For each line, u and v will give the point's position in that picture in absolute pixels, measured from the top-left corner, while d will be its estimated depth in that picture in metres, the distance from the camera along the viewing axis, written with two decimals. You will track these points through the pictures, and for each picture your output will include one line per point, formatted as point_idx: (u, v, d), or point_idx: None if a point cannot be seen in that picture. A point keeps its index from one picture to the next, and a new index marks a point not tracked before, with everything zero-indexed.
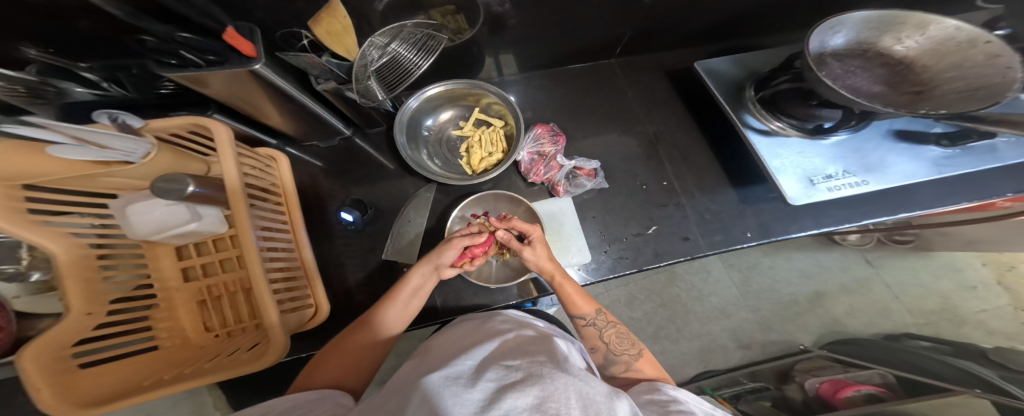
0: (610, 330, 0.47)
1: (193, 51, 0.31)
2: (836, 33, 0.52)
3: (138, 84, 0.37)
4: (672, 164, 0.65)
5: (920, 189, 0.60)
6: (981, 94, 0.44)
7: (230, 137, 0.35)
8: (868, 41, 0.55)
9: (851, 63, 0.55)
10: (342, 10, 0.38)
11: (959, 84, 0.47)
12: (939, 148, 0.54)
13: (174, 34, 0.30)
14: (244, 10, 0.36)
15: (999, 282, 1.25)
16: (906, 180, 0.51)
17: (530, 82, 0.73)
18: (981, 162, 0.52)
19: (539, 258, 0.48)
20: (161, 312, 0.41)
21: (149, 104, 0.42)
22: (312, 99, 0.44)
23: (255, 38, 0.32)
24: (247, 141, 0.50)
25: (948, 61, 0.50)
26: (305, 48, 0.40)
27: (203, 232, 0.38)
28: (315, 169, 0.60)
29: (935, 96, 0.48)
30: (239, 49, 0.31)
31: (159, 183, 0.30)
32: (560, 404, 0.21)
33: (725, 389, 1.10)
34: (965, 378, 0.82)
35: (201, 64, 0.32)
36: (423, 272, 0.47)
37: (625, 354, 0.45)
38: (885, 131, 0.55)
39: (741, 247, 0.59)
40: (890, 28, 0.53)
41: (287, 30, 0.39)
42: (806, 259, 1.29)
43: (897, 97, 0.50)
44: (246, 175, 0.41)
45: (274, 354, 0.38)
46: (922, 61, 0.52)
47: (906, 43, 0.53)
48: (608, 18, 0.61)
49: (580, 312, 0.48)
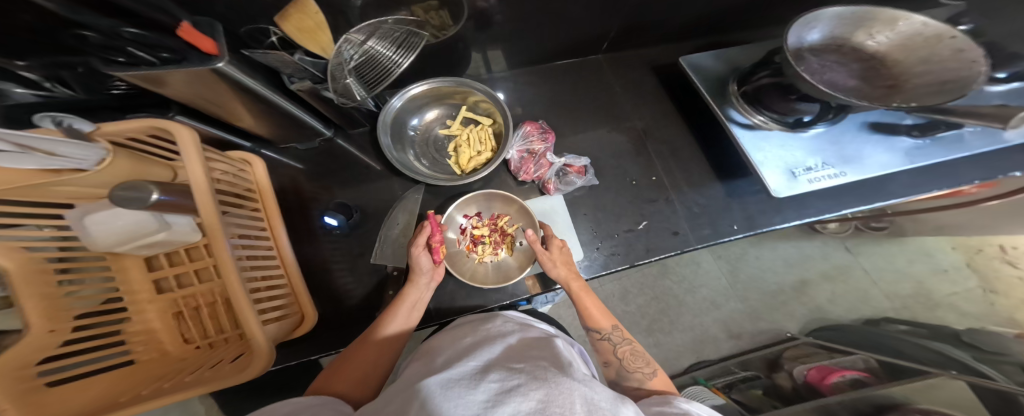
0: (626, 346, 0.46)
1: (143, 48, 0.30)
2: (811, 29, 0.52)
3: (89, 85, 0.35)
4: (661, 159, 0.65)
5: (895, 178, 0.61)
6: (949, 87, 0.45)
7: (194, 138, 0.33)
8: (842, 37, 0.55)
9: (828, 57, 0.55)
10: (313, 7, 0.38)
11: (927, 78, 0.48)
12: (909, 138, 0.55)
13: (120, 29, 0.29)
14: (203, 3, 0.34)
15: (968, 264, 1.26)
16: (881, 170, 0.52)
17: (516, 78, 0.72)
18: (949, 151, 0.53)
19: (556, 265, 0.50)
20: (134, 326, 0.39)
21: (101, 103, 0.38)
22: (286, 98, 0.42)
23: (216, 34, 0.31)
24: (219, 144, 0.48)
25: (917, 55, 0.51)
26: (275, 45, 0.39)
27: (174, 242, 0.36)
28: (296, 172, 0.58)
29: (907, 90, 0.48)
30: (197, 45, 0.29)
31: (119, 191, 0.28)
32: (564, 408, 0.21)
33: (718, 378, 1.15)
34: (943, 361, 0.85)
35: (154, 62, 0.31)
36: (421, 285, 0.48)
37: (639, 372, 0.43)
38: (860, 123, 0.56)
39: (728, 240, 0.59)
40: (862, 24, 0.54)
41: (255, 27, 0.38)
42: (790, 248, 1.33)
43: (871, 91, 0.51)
44: (218, 181, 0.39)
45: (260, 360, 0.36)
46: (893, 56, 0.53)
47: (877, 39, 0.54)
48: (591, 14, 0.61)
49: (597, 325, 0.48)
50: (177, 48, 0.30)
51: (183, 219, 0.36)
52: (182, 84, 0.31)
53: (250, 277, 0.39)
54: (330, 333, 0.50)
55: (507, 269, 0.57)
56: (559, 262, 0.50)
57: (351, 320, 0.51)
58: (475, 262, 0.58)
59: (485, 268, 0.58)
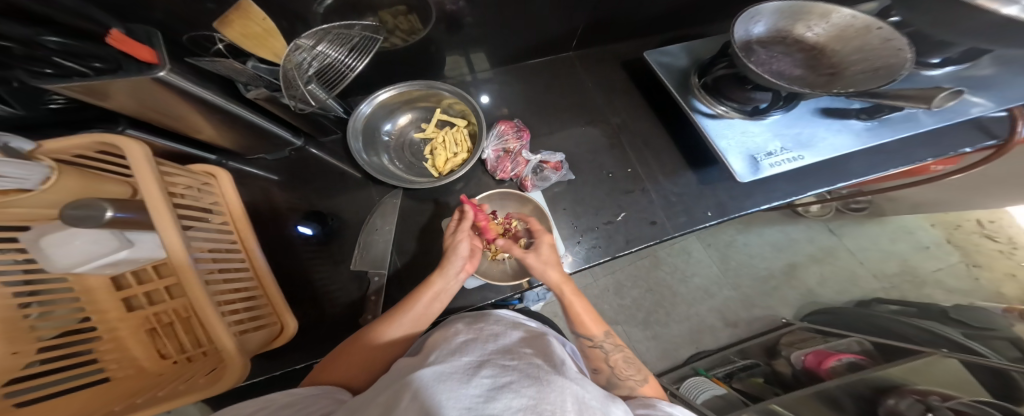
0: (617, 353, 0.46)
1: (71, 57, 0.29)
2: (757, 22, 0.53)
3: (24, 99, 0.34)
4: (636, 151, 0.65)
5: (857, 157, 0.63)
6: (882, 73, 0.47)
7: (146, 152, 0.33)
8: (784, 30, 0.55)
9: (774, 49, 0.55)
10: (259, 12, 0.37)
11: (863, 65, 0.50)
12: (859, 122, 0.55)
13: (41, 38, 0.27)
14: (143, 13, 0.33)
15: (949, 240, 1.30)
16: (834, 153, 0.53)
17: (490, 78, 0.71)
18: (896, 131, 0.54)
19: (546, 266, 0.47)
20: (106, 344, 0.37)
21: (39, 118, 0.36)
22: (244, 107, 0.41)
23: (154, 43, 0.31)
24: (182, 157, 0.47)
25: (852, 45, 0.52)
26: (222, 52, 0.39)
27: (139, 259, 0.35)
28: (268, 183, 0.57)
29: (845, 77, 0.50)
30: (135, 55, 0.29)
31: (69, 210, 0.27)
32: (556, 406, 0.22)
33: (718, 368, 1.16)
34: (934, 339, 0.85)
35: (85, 72, 0.29)
36: (448, 275, 0.46)
37: (630, 379, 0.43)
38: (812, 109, 0.56)
39: (704, 226, 0.59)
40: (800, 17, 0.54)
41: (198, 33, 0.37)
42: (776, 233, 1.34)
43: (814, 79, 0.52)
44: (176, 196, 0.38)
45: (233, 373, 0.37)
46: (831, 46, 0.54)
47: (815, 31, 0.55)
48: (556, 12, 0.61)
49: (587, 332, 0.47)
50: (111, 56, 0.29)
51: (147, 235, 0.35)
52: (125, 97, 0.31)
53: (217, 290, 0.38)
54: (309, 342, 0.49)
55: (524, 265, 0.56)
56: (554, 264, 0.48)
57: (333, 328, 0.50)
58: (489, 260, 0.57)
59: (502, 266, 0.57)
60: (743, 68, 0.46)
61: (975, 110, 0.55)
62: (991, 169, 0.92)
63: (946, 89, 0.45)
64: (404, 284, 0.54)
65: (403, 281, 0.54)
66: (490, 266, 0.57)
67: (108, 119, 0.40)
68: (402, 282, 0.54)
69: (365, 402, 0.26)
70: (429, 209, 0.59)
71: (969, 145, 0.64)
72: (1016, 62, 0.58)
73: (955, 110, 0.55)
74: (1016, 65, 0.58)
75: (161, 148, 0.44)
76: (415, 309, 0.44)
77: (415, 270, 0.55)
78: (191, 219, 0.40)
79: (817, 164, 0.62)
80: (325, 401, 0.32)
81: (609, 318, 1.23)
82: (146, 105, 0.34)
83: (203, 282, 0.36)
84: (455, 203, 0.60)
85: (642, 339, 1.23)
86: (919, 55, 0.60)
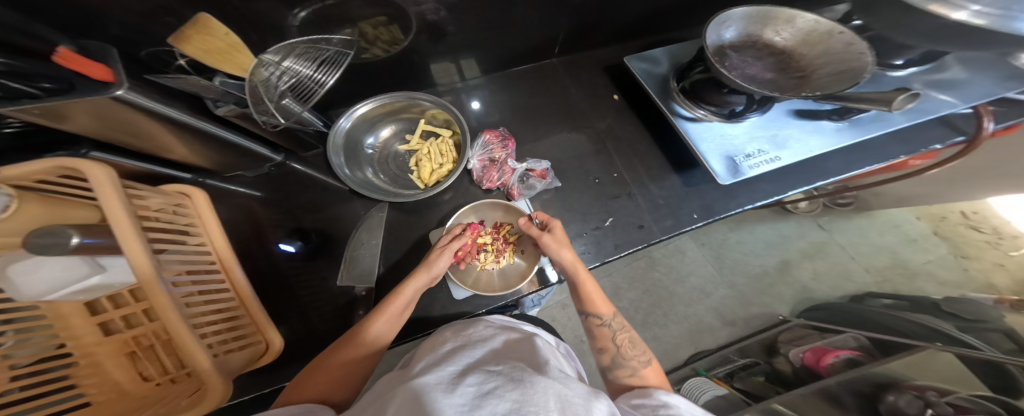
0: (624, 333, 0.47)
1: (19, 78, 0.27)
2: (726, 28, 0.54)
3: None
4: (620, 155, 0.66)
5: (834, 155, 0.63)
6: (845, 76, 0.47)
7: (110, 176, 0.33)
8: (754, 34, 0.56)
9: (745, 53, 0.55)
10: (224, 29, 0.38)
11: (830, 68, 0.50)
12: (831, 122, 0.55)
13: None
14: (100, 29, 0.33)
15: (935, 232, 1.31)
16: (812, 153, 0.53)
17: (475, 86, 0.71)
18: (868, 130, 0.55)
19: (563, 248, 0.48)
20: (83, 370, 0.36)
21: (3, 144, 0.36)
22: (217, 125, 0.41)
23: (110, 61, 0.30)
24: (153, 177, 0.47)
25: (818, 49, 0.52)
26: (184, 67, 0.38)
27: (112, 284, 0.35)
28: (251, 199, 0.57)
29: (813, 80, 0.50)
30: (88, 74, 0.28)
31: (35, 238, 0.26)
32: (539, 407, 0.22)
33: (718, 368, 1.16)
34: (928, 333, 0.85)
35: (38, 93, 0.28)
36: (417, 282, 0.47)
37: (635, 360, 0.44)
38: (787, 111, 0.56)
39: (690, 229, 0.59)
40: (767, 22, 0.55)
41: (160, 49, 0.36)
42: (769, 230, 1.35)
43: (784, 82, 0.52)
44: (147, 219, 0.37)
45: (215, 397, 0.36)
46: (799, 51, 0.54)
47: (783, 35, 0.55)
48: (535, 20, 0.62)
49: (597, 310, 0.48)
50: (64, 76, 0.28)
51: (120, 260, 0.34)
52: (88, 117, 0.31)
53: (196, 313, 0.38)
54: (296, 358, 0.48)
55: (512, 276, 0.55)
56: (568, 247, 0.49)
57: (322, 342, 0.49)
58: (477, 270, 0.55)
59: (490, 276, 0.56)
60: (716, 72, 0.47)
61: (946, 109, 0.56)
62: (974, 162, 0.93)
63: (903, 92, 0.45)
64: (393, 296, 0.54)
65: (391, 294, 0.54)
66: (480, 276, 0.55)
67: (70, 142, 0.40)
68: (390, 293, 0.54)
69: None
70: (415, 220, 0.59)
71: (943, 141, 0.65)
72: (984, 58, 0.59)
73: (924, 109, 0.56)
74: (982, 62, 0.59)
75: (130, 168, 0.43)
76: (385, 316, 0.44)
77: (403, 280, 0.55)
78: (166, 241, 0.39)
79: (801, 165, 0.62)
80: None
81: None
82: (116, 123, 0.33)
83: (180, 304, 0.35)
84: (442, 214, 0.60)
85: None
86: (882, 57, 0.60)
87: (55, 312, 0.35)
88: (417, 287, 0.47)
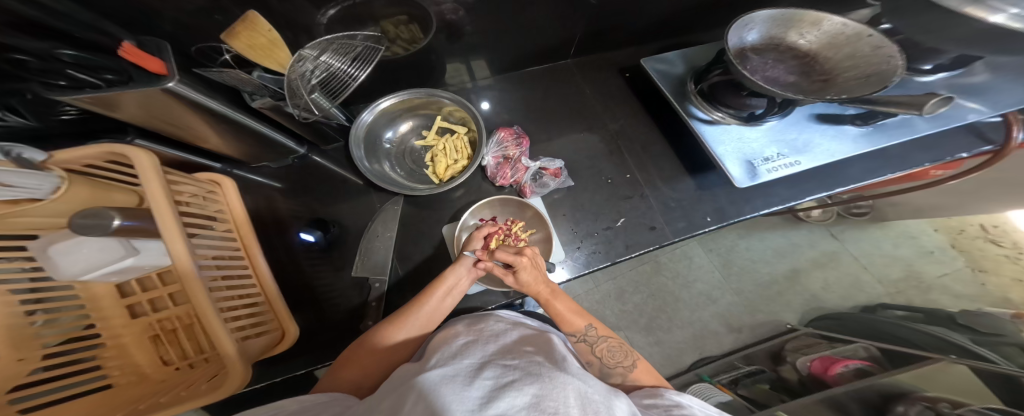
0: (602, 343, 0.46)
1: (86, 70, 0.30)
2: (749, 30, 0.54)
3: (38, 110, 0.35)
4: (634, 157, 0.66)
5: (852, 162, 0.63)
6: (873, 79, 0.47)
7: (153, 161, 0.34)
8: (778, 37, 0.56)
9: (767, 56, 0.56)
10: (265, 24, 0.38)
11: (855, 72, 0.50)
12: (853, 127, 0.55)
13: (57, 52, 0.29)
14: (149, 24, 0.35)
15: (954, 245, 1.29)
16: (832, 158, 0.53)
17: (490, 86, 0.72)
18: (891, 137, 0.54)
19: (526, 284, 0.46)
20: (108, 351, 0.37)
21: (49, 130, 0.37)
22: (250, 116, 0.43)
23: (164, 54, 0.31)
24: (182, 167, 0.48)
25: (843, 53, 0.53)
26: (229, 62, 0.41)
27: (144, 267, 0.36)
28: (270, 190, 0.59)
29: (838, 83, 0.51)
30: (145, 66, 0.30)
31: (78, 219, 0.27)
32: (559, 403, 0.22)
33: (723, 374, 1.14)
34: (943, 345, 0.84)
35: (98, 84, 0.30)
36: (460, 270, 0.48)
37: (620, 367, 0.44)
38: (807, 115, 0.56)
39: (703, 232, 0.60)
40: (791, 25, 0.55)
41: (206, 45, 0.39)
42: (779, 237, 1.34)
43: (808, 85, 0.53)
44: (181, 204, 0.39)
45: (230, 386, 0.36)
46: (823, 54, 0.55)
47: (807, 38, 0.55)
48: (554, 21, 0.62)
49: (572, 328, 0.47)
50: (122, 68, 0.31)
51: (152, 244, 0.35)
52: (136, 108, 0.32)
53: (220, 296, 0.39)
54: (310, 347, 0.49)
55: None
56: (535, 275, 0.46)
57: (335, 333, 0.51)
58: None
59: None
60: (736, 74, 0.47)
61: (975, 115, 0.55)
62: (993, 174, 0.92)
63: (935, 96, 0.45)
64: (406, 290, 0.55)
65: (405, 287, 0.55)
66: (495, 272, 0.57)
67: (117, 130, 0.42)
68: (402, 287, 0.55)
69: (373, 406, 0.27)
70: (429, 215, 0.60)
71: (965, 150, 0.64)
72: (1010, 66, 0.59)
73: (952, 116, 0.56)
74: (1013, 71, 0.58)
75: (169, 157, 0.46)
76: (426, 306, 0.45)
77: (417, 275, 0.56)
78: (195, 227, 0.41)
79: (814, 171, 0.62)
80: (334, 408, 0.32)
81: (610, 324, 1.22)
82: (159, 114, 0.35)
83: (208, 288, 0.36)
84: (455, 209, 0.61)
85: (645, 346, 1.21)
86: (910, 62, 0.60)
87: (88, 293, 0.37)
88: (458, 275, 0.47)
